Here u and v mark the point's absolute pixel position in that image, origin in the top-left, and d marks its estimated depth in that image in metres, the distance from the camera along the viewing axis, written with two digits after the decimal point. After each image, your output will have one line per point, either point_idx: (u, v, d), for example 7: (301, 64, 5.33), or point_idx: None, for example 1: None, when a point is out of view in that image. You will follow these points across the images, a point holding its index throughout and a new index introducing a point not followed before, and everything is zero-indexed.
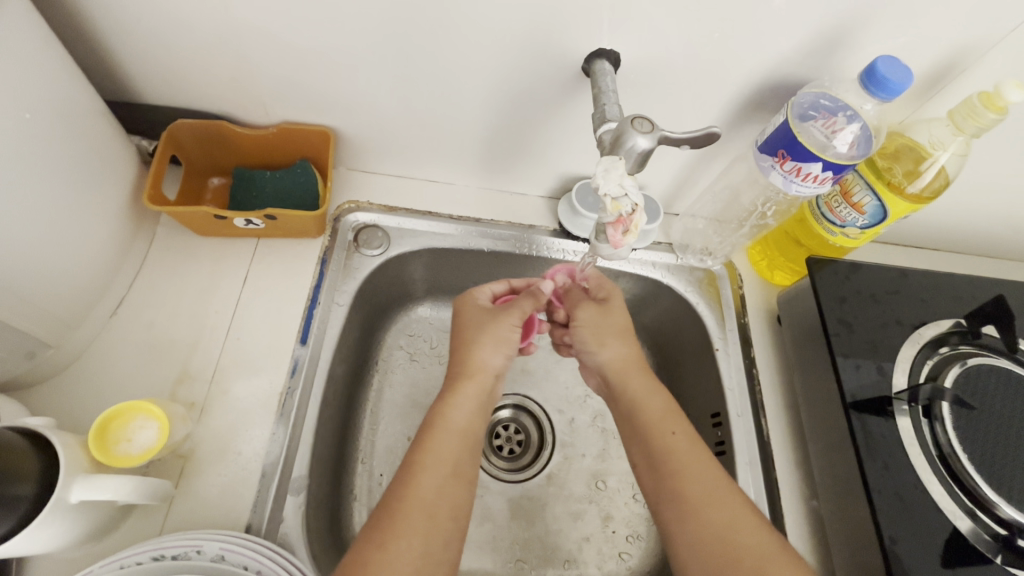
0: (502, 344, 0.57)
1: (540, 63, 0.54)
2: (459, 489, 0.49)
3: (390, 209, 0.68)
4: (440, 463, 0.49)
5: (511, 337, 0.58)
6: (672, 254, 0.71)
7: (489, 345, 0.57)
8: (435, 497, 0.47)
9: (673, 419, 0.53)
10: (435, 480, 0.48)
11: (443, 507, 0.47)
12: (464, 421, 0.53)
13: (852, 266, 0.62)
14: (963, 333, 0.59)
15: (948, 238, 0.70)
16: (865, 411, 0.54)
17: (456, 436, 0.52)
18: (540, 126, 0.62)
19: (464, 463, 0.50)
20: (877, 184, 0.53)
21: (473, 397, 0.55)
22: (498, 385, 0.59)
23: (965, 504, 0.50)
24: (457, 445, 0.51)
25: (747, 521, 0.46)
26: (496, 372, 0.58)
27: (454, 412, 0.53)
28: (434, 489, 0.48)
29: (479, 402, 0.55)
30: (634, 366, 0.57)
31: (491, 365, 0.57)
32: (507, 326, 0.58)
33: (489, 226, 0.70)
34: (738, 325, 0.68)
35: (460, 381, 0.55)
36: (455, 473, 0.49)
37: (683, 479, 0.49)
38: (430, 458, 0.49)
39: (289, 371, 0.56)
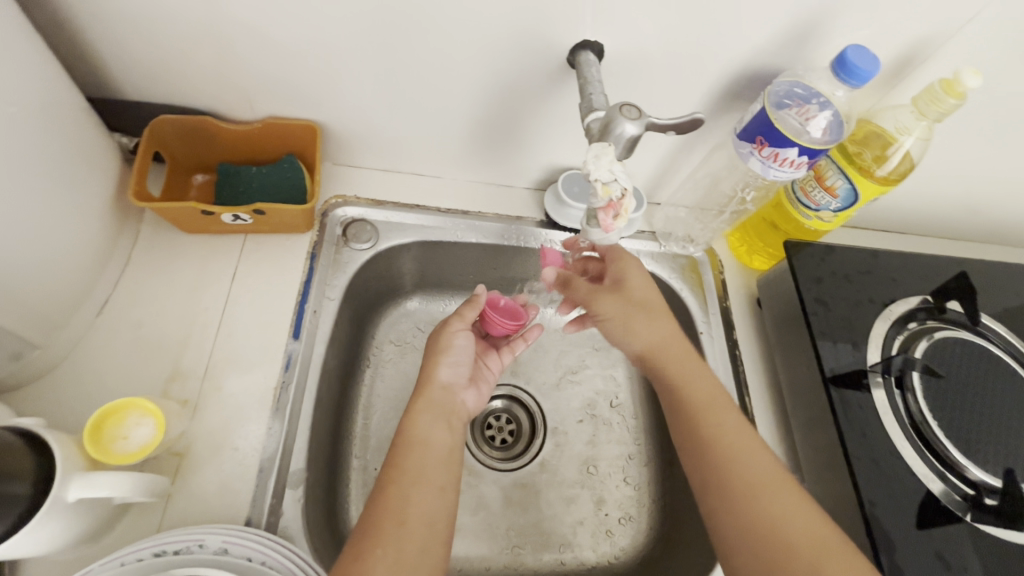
0: (443, 354, 0.61)
1: (526, 56, 0.55)
2: (428, 496, 0.49)
3: (379, 203, 0.69)
4: (407, 473, 0.50)
5: (459, 345, 0.62)
6: (655, 242, 0.73)
7: (438, 360, 0.61)
8: (405, 506, 0.48)
9: (721, 403, 0.52)
10: (404, 493, 0.49)
11: (412, 514, 0.48)
12: (425, 433, 0.54)
13: (826, 248, 0.65)
14: (930, 309, 0.62)
15: (913, 221, 0.74)
16: (842, 385, 0.57)
17: (421, 451, 0.52)
18: (526, 118, 0.63)
19: (431, 472, 0.51)
20: (847, 169, 0.56)
21: (433, 410, 0.56)
22: (459, 395, 0.61)
23: (936, 467, 0.53)
24: (423, 457, 0.52)
25: (802, 508, 0.46)
26: (450, 384, 0.60)
27: (414, 426, 0.54)
28: (402, 499, 0.48)
29: (439, 412, 0.57)
30: (676, 346, 0.55)
31: (441, 378, 0.60)
32: (451, 336, 0.62)
33: (477, 219, 0.71)
34: (721, 308, 0.70)
35: (419, 398, 0.57)
36: (422, 482, 0.50)
37: (731, 470, 0.48)
38: (398, 472, 0.50)
39: (282, 366, 0.56)
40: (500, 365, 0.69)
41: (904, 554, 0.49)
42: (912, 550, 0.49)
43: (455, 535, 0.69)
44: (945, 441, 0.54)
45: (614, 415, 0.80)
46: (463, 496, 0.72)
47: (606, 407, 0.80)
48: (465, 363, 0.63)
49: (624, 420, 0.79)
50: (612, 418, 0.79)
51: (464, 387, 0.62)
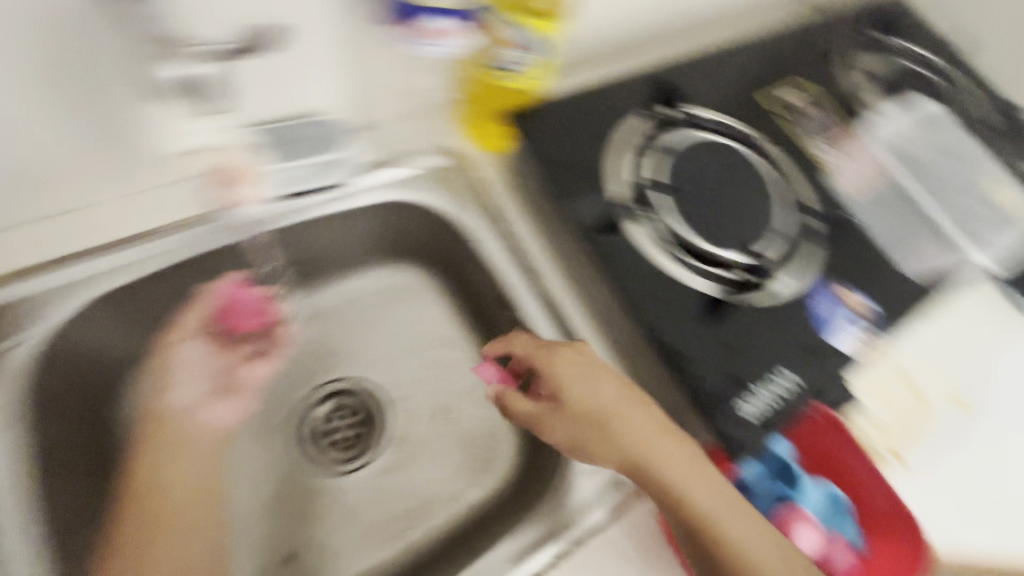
0: (172, 371, 0.59)
1: (56, 20, 0.40)
2: (189, 511, 0.53)
3: (26, 275, 0.54)
4: (159, 518, 0.51)
5: (183, 357, 0.60)
6: (391, 168, 0.65)
7: (162, 386, 0.58)
8: (167, 520, 0.52)
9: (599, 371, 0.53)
10: (160, 541, 0.51)
11: (168, 529, 0.51)
12: (165, 463, 0.54)
13: (537, 110, 0.64)
14: (654, 123, 0.64)
15: (620, 39, 0.72)
16: (596, 233, 0.57)
17: (162, 478, 0.54)
18: (127, 94, 0.48)
19: (177, 504, 0.53)
20: (513, 16, 0.51)
21: (168, 442, 0.56)
22: (197, 414, 0.58)
23: (697, 269, 0.57)
24: (159, 496, 0.52)
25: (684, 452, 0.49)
26: (185, 407, 0.58)
27: (155, 469, 0.54)
28: (165, 536, 0.51)
29: (173, 444, 0.55)
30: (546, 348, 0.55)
31: (171, 406, 0.58)
32: (173, 350, 0.60)
33: (168, 235, 0.58)
34: (483, 207, 0.66)
35: (151, 431, 0.56)
36: (166, 515, 0.52)
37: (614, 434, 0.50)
38: (141, 497, 0.52)
39: None
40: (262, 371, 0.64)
41: (693, 357, 0.53)
42: (699, 349, 0.53)
43: (337, 557, 0.63)
44: (697, 241, 0.58)
45: (451, 354, 0.74)
46: (329, 517, 0.65)
47: (438, 350, 0.74)
48: (197, 379, 0.60)
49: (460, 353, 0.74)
50: (446, 357, 0.74)
51: (204, 402, 0.60)
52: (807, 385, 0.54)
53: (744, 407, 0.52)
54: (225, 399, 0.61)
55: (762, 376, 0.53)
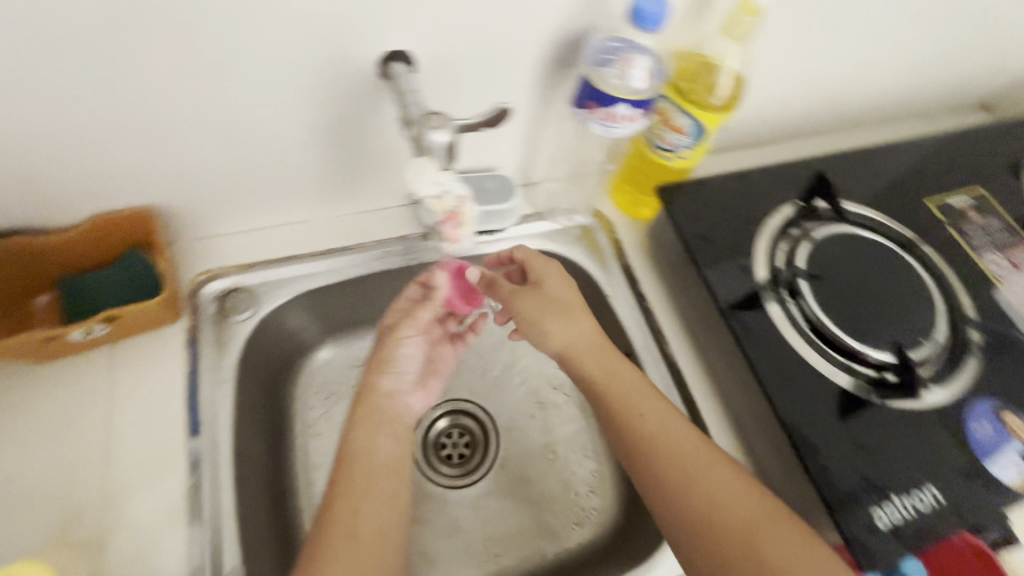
0: (392, 363, 0.60)
1: (340, 77, 0.52)
2: (379, 507, 0.52)
3: (249, 266, 0.65)
4: (358, 484, 0.52)
5: (405, 354, 0.61)
6: (544, 220, 0.72)
7: (377, 370, 0.60)
8: (356, 517, 0.50)
9: (642, 399, 0.55)
10: (353, 505, 0.50)
11: (362, 526, 0.50)
12: (373, 444, 0.55)
13: (695, 184, 0.67)
14: (803, 212, 0.65)
15: (779, 131, 0.75)
16: (739, 309, 0.58)
17: (366, 459, 0.54)
18: (367, 138, 0.60)
19: (376, 486, 0.53)
20: (686, 105, 0.57)
21: (374, 421, 0.57)
22: (404, 401, 0.61)
23: (838, 361, 0.56)
24: (366, 469, 0.53)
25: (745, 495, 0.49)
26: (393, 393, 0.59)
27: (355, 438, 0.55)
28: (353, 512, 0.50)
29: (382, 422, 0.57)
30: (593, 348, 0.58)
31: (385, 387, 0.59)
32: (398, 343, 0.61)
33: (361, 250, 0.68)
34: (622, 268, 0.71)
35: (362, 410, 0.57)
36: (372, 491, 0.52)
37: (670, 464, 0.51)
38: (345, 485, 0.52)
39: (190, 467, 0.53)
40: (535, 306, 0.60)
41: (826, 453, 0.51)
42: (833, 444, 0.52)
43: (434, 565, 0.68)
44: (841, 334, 0.57)
45: (559, 396, 0.80)
46: (432, 525, 0.71)
47: (548, 390, 0.81)
48: (410, 371, 0.62)
49: (570, 398, 0.80)
50: (557, 401, 0.80)
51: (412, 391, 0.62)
52: (947, 503, 0.50)
53: (881, 517, 0.49)
54: (423, 388, 0.64)
55: (902, 485, 0.50)
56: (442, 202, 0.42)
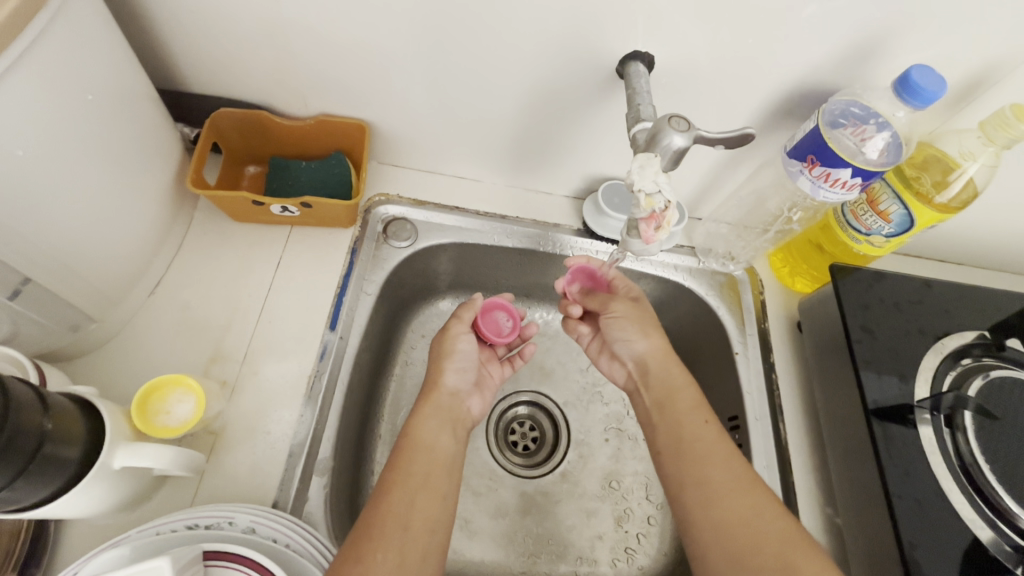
0: (450, 359, 0.62)
1: (577, 64, 0.55)
2: (432, 503, 0.50)
3: (419, 203, 0.70)
4: (411, 477, 0.50)
5: (462, 350, 0.63)
6: (694, 257, 0.72)
7: (444, 366, 0.61)
8: (409, 511, 0.48)
9: (703, 408, 0.55)
10: (408, 498, 0.49)
11: (415, 521, 0.48)
12: (431, 438, 0.55)
13: (876, 274, 0.62)
14: (986, 345, 0.59)
15: (970, 251, 0.70)
16: (886, 419, 0.54)
17: (425, 454, 0.53)
18: (567, 127, 0.63)
19: (435, 480, 0.52)
20: (903, 194, 0.53)
21: (437, 418, 0.57)
22: (465, 401, 0.63)
23: (986, 514, 0.50)
24: (427, 462, 0.52)
25: (773, 512, 0.47)
26: (456, 391, 0.61)
27: (419, 430, 0.55)
28: (405, 504, 0.48)
29: (444, 417, 0.58)
30: (668, 359, 0.60)
31: (448, 384, 0.61)
32: (454, 340, 0.63)
33: (515, 224, 0.71)
34: (759, 330, 0.68)
35: (423, 405, 0.58)
36: (426, 487, 0.51)
37: (709, 467, 0.50)
38: (403, 475, 0.50)
39: (317, 355, 0.57)
40: (626, 310, 0.62)
41: None
42: None
43: (471, 537, 0.69)
44: (998, 487, 0.51)
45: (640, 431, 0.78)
46: (482, 500, 0.72)
47: (631, 421, 0.79)
48: (469, 372, 0.64)
49: None
50: (637, 434, 0.78)
51: (470, 393, 0.64)
52: None
53: None
54: (480, 394, 0.65)
55: None
56: (651, 199, 0.44)
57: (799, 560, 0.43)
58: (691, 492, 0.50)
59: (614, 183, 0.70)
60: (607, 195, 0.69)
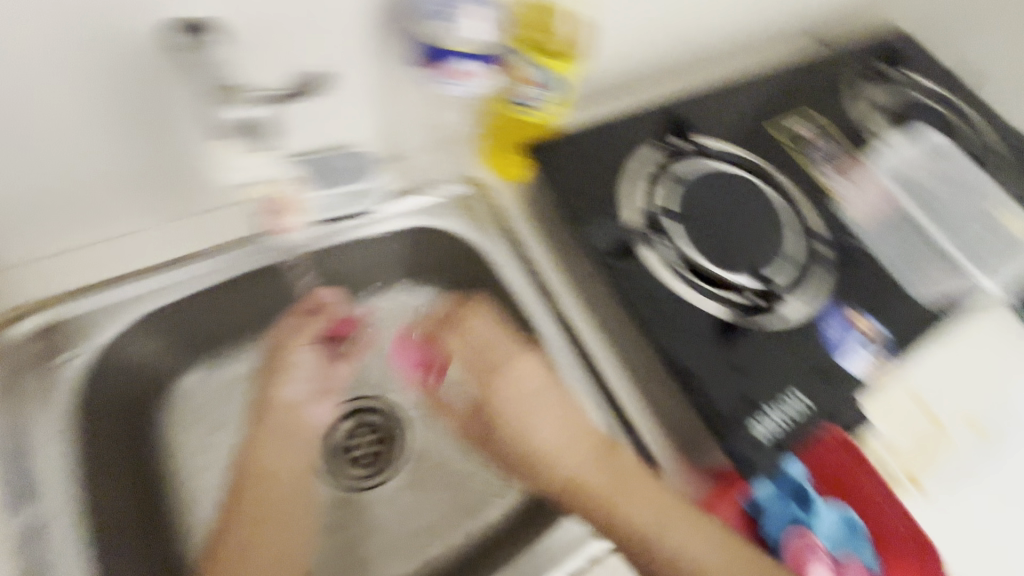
0: (288, 369, 0.57)
1: (118, 60, 0.45)
2: (280, 526, 0.51)
3: (71, 295, 0.55)
4: (245, 509, 0.50)
5: (301, 360, 0.58)
6: (414, 196, 0.68)
7: (278, 382, 0.56)
8: (245, 550, 0.49)
9: (563, 407, 0.57)
10: (241, 534, 0.49)
11: (251, 560, 0.48)
12: (274, 461, 0.53)
13: (551, 142, 0.67)
14: (670, 154, 0.66)
15: (638, 74, 0.75)
16: (618, 262, 0.59)
17: (263, 483, 0.52)
18: (181, 132, 0.53)
19: (276, 508, 0.51)
20: (535, 57, 0.55)
21: (280, 441, 0.54)
22: (307, 413, 0.57)
23: (712, 294, 0.59)
24: (266, 490, 0.52)
25: (654, 497, 0.52)
26: (297, 403, 0.57)
27: (257, 457, 0.52)
28: (241, 541, 0.49)
29: (286, 441, 0.54)
30: (547, 387, 0.59)
31: (284, 400, 0.56)
32: (290, 351, 0.57)
33: (209, 255, 0.60)
34: (503, 234, 0.69)
35: (262, 425, 0.54)
36: (264, 518, 0.50)
37: (570, 463, 0.55)
38: (240, 507, 0.50)
39: (25, 537, 0.46)
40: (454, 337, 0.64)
41: (709, 380, 0.55)
42: (715, 373, 0.55)
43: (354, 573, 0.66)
44: (711, 267, 0.60)
45: None
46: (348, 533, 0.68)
47: None
48: (309, 379, 0.58)
49: None
50: None
51: (314, 399, 0.58)
52: (813, 403, 0.56)
53: (759, 428, 0.54)
54: (327, 398, 0.59)
55: (772, 395, 0.56)
56: None
57: (670, 533, 0.50)
58: (570, 499, 0.55)
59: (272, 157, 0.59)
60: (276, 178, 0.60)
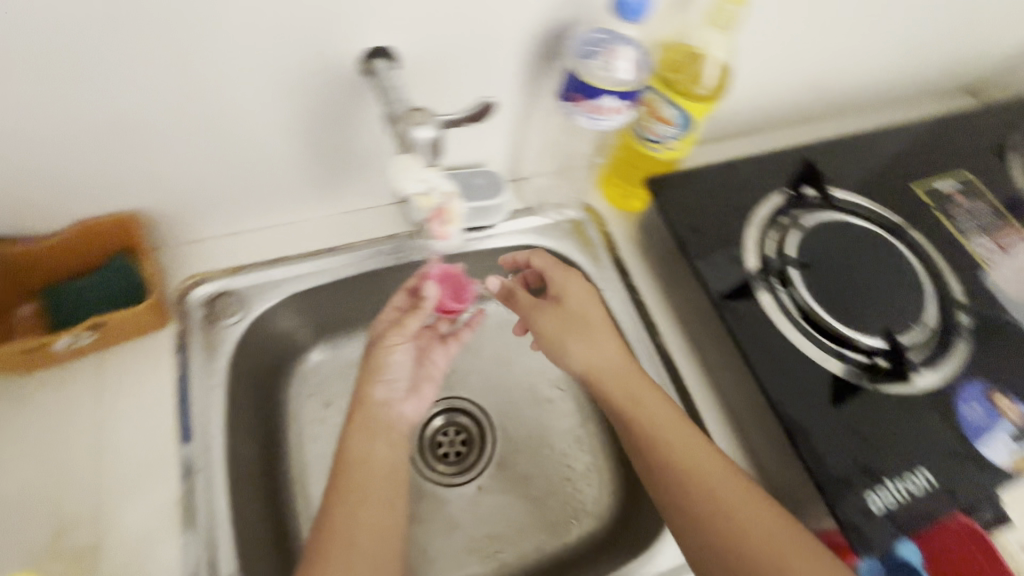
0: (381, 372, 0.59)
1: (318, 73, 0.51)
2: (374, 519, 0.52)
3: (239, 269, 0.64)
4: (350, 497, 0.52)
5: (396, 360, 0.60)
6: (534, 216, 0.72)
7: (371, 382, 0.58)
8: (353, 531, 0.50)
9: None
10: (348, 513, 0.51)
11: (360, 539, 0.50)
12: (363, 452, 0.55)
13: (684, 175, 0.66)
14: (791, 200, 0.65)
15: (760, 119, 0.76)
16: (731, 299, 0.58)
17: (363, 469, 0.54)
18: (354, 141, 0.60)
19: (379, 491, 0.53)
20: (672, 96, 0.56)
21: (369, 430, 0.56)
22: (399, 408, 0.60)
23: (831, 349, 0.56)
24: (366, 478, 0.53)
25: None
26: (388, 401, 0.59)
27: (353, 447, 0.54)
28: (347, 524, 0.50)
29: (383, 431, 0.57)
30: None
31: (378, 397, 0.58)
32: (389, 351, 0.59)
33: (350, 250, 0.68)
34: (614, 260, 0.71)
35: (359, 421, 0.56)
36: (363, 504, 0.52)
37: None
38: (343, 495, 0.52)
39: (182, 473, 0.52)
40: None
41: (820, 439, 0.52)
42: (827, 433, 0.52)
43: (434, 563, 0.68)
44: (832, 322, 0.57)
45: (555, 392, 0.80)
46: (431, 524, 0.71)
47: (545, 386, 0.80)
48: (400, 379, 0.61)
49: (566, 393, 0.80)
50: (554, 395, 0.80)
51: (404, 397, 0.61)
52: (940, 484, 0.50)
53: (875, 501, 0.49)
54: (417, 394, 0.62)
55: (894, 469, 0.51)
56: None
57: None
58: None
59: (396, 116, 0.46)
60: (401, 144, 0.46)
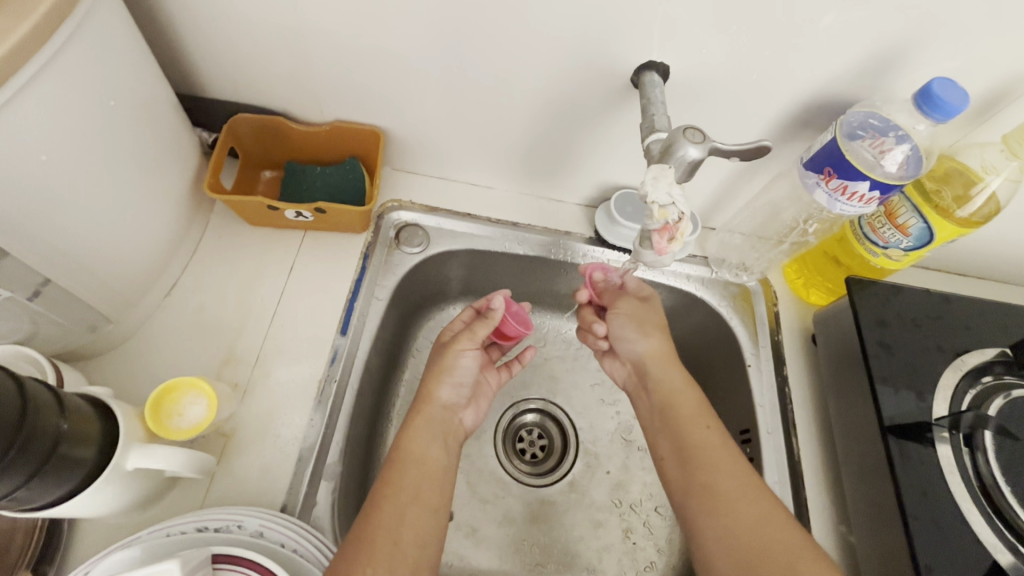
0: (448, 374, 0.60)
1: (589, 70, 0.55)
2: (420, 518, 0.49)
3: (432, 209, 0.70)
4: (403, 491, 0.50)
5: (463, 366, 0.61)
6: (707, 267, 0.71)
7: (436, 382, 0.60)
8: (398, 526, 0.47)
9: None
10: (398, 511, 0.48)
11: (405, 536, 0.47)
12: (423, 451, 0.54)
13: (893, 288, 0.61)
14: (1008, 363, 0.57)
15: (989, 263, 0.68)
16: (903, 437, 0.53)
17: (416, 467, 0.52)
18: (582, 138, 0.63)
19: (427, 492, 0.51)
20: (923, 207, 0.52)
21: (428, 430, 0.57)
22: (457, 414, 0.62)
23: (1006, 538, 0.49)
24: (417, 475, 0.52)
25: None
26: (450, 404, 0.60)
27: (411, 443, 0.54)
28: (394, 517, 0.48)
29: (436, 431, 0.57)
30: None
31: (441, 399, 0.59)
32: (456, 355, 0.61)
33: (527, 231, 0.71)
34: (772, 342, 0.67)
35: (417, 418, 0.57)
36: (415, 502, 0.50)
37: None
38: (394, 489, 0.50)
39: (328, 359, 0.58)
40: None
41: None
42: None
43: (478, 545, 0.69)
44: (1018, 509, 0.50)
45: None
46: (489, 507, 0.71)
47: (642, 431, 0.78)
48: (464, 387, 0.62)
49: None
50: (648, 445, 0.77)
51: (462, 406, 0.63)
52: None
53: None
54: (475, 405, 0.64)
55: None
56: None
57: None
58: None
59: (656, 133, 0.46)
60: (654, 161, 0.45)
